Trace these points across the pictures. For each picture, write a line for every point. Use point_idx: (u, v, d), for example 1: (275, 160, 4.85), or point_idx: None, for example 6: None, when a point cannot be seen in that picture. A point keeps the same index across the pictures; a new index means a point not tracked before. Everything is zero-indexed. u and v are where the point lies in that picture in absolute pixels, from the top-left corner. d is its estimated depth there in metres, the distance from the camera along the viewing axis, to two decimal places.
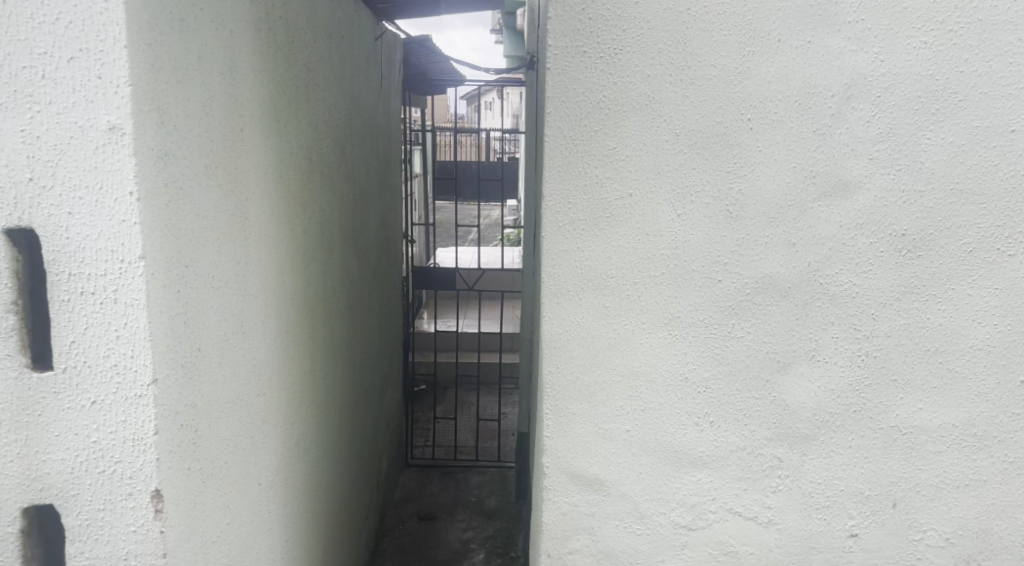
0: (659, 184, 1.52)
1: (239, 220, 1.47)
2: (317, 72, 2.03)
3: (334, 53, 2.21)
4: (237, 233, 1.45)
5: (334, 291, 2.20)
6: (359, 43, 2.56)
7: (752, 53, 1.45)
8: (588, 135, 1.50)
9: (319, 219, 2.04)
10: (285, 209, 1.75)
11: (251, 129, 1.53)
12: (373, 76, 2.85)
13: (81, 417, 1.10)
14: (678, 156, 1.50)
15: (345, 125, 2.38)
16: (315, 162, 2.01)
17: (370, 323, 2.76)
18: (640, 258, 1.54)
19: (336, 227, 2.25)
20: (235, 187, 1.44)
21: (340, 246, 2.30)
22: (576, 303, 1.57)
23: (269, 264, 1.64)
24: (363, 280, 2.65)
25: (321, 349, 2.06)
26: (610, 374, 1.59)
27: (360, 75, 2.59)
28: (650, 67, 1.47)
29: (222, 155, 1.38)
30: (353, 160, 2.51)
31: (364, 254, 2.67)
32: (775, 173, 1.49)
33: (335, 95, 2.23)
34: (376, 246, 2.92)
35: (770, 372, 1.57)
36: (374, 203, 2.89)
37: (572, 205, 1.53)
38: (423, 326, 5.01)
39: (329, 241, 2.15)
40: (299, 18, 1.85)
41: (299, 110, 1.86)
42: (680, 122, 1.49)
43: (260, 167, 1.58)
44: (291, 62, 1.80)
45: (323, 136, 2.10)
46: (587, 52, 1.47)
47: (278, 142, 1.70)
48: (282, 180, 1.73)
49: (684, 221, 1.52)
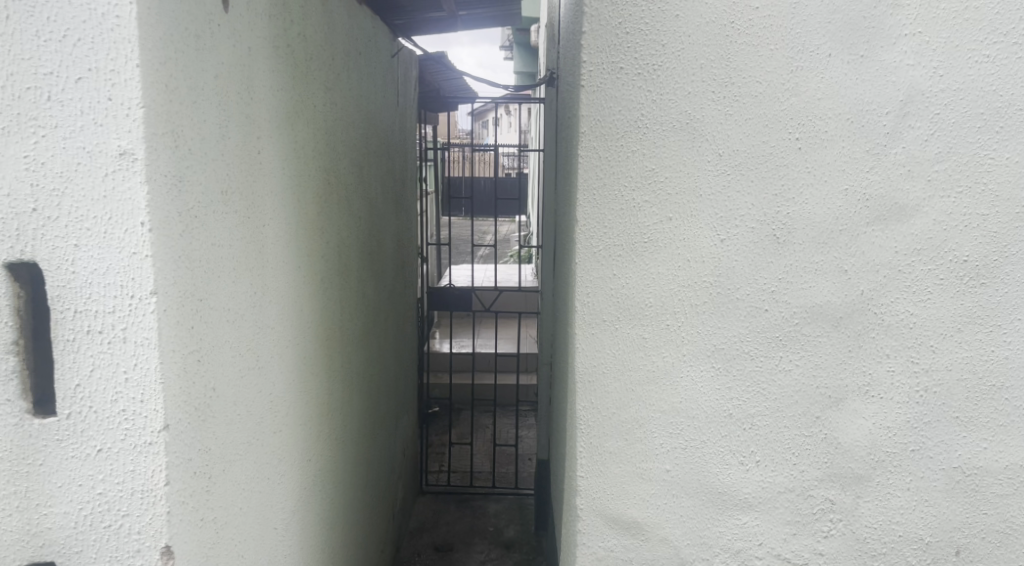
0: (701, 208, 1.42)
1: (257, 247, 1.39)
2: (335, 90, 1.96)
3: (352, 70, 2.14)
4: (254, 261, 1.37)
5: (351, 317, 2.12)
6: (376, 60, 2.50)
7: (800, 68, 1.36)
8: (625, 156, 1.41)
9: (336, 243, 1.96)
10: (303, 233, 1.67)
11: (268, 151, 1.45)
12: (390, 93, 2.78)
13: (86, 467, 1.01)
14: (722, 178, 1.41)
15: (362, 144, 2.31)
16: (332, 183, 1.94)
17: (386, 348, 2.67)
18: (680, 287, 1.45)
19: (353, 250, 2.17)
20: (253, 212, 1.36)
21: (357, 270, 2.22)
22: (611, 334, 1.47)
23: (286, 292, 1.55)
24: (379, 303, 2.56)
25: (338, 378, 1.97)
26: (647, 410, 1.49)
27: (377, 93, 2.52)
28: (691, 83, 1.38)
29: (240, 179, 1.30)
30: (370, 180, 2.44)
31: (380, 276, 2.59)
32: (826, 196, 1.40)
33: (352, 113, 2.16)
34: (392, 268, 2.84)
35: (820, 408, 1.46)
36: (391, 223, 2.82)
37: (607, 230, 1.44)
38: (437, 347, 4.92)
39: (346, 264, 2.07)
40: (318, 35, 1.79)
41: (317, 130, 1.79)
42: (723, 141, 1.39)
43: (278, 191, 1.50)
44: (309, 81, 1.72)
45: (341, 156, 2.03)
46: (623, 69, 1.38)
47: (296, 164, 1.63)
48: (300, 203, 1.65)
49: (728, 246, 1.43)
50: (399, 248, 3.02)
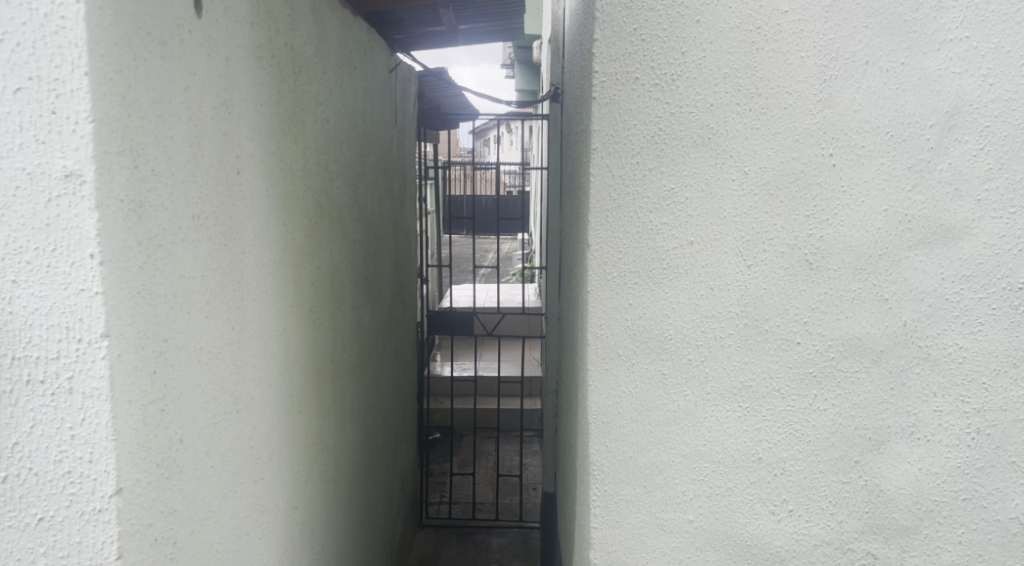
0: (725, 231, 1.30)
1: (236, 276, 1.26)
2: (328, 106, 1.85)
3: (346, 85, 2.03)
4: (232, 292, 1.24)
5: (343, 347, 1.98)
6: (373, 75, 2.39)
7: (834, 77, 1.24)
8: (641, 174, 1.30)
9: (328, 269, 1.84)
10: (290, 259, 1.54)
11: (250, 171, 1.33)
12: (388, 109, 2.67)
13: (26, 537, 0.88)
14: (748, 198, 1.29)
15: (357, 163, 2.19)
16: (324, 204, 1.81)
17: (383, 377, 2.53)
18: (703, 317, 1.32)
19: (347, 275, 2.04)
20: (231, 239, 1.24)
21: (352, 296, 2.09)
22: (627, 370, 1.34)
23: (271, 325, 1.42)
24: (376, 330, 2.42)
25: (330, 414, 1.84)
26: (668, 455, 1.35)
27: (373, 109, 2.41)
28: (714, 94, 1.27)
29: (216, 202, 1.18)
30: (366, 200, 2.32)
31: (376, 301, 2.46)
32: (864, 218, 1.26)
33: (346, 130, 2.05)
34: (390, 291, 2.72)
35: (860, 452, 1.30)
36: (388, 244, 2.69)
37: (621, 255, 1.32)
38: (439, 370, 4.78)
39: (339, 291, 1.94)
40: (308, 47, 1.68)
41: (307, 149, 1.67)
42: (749, 158, 1.28)
43: (260, 215, 1.38)
44: (298, 96, 1.61)
45: (334, 176, 1.91)
46: (639, 79, 1.28)
47: (282, 185, 1.50)
48: (287, 227, 1.53)
49: (756, 273, 1.30)
50: (398, 271, 2.89)
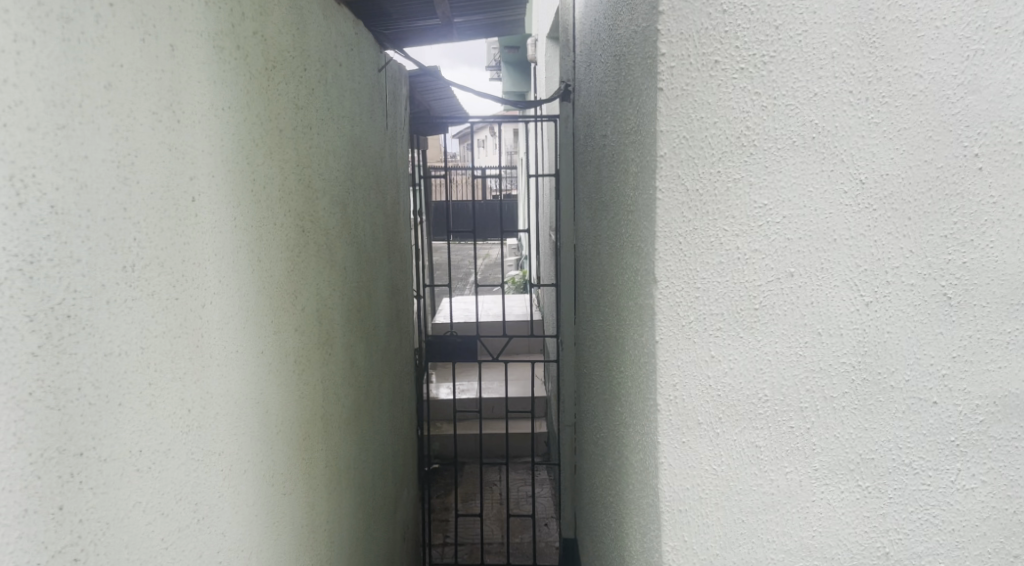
0: (836, 258, 1.00)
1: (197, 338, 0.92)
2: (310, 110, 1.53)
3: (329, 86, 1.70)
4: (193, 361, 0.91)
5: (335, 399, 1.66)
6: (361, 74, 2.07)
7: (979, 54, 0.95)
8: (723, 188, 1.00)
9: (314, 308, 1.50)
10: (267, 302, 1.22)
11: (212, 196, 1.00)
12: (378, 114, 2.35)
13: None
14: (865, 216, 0.99)
15: (345, 177, 1.86)
16: (308, 229, 1.49)
17: (380, 423, 2.20)
18: (807, 371, 1.02)
19: (337, 311, 1.71)
20: (188, 289, 0.90)
21: (342, 336, 1.75)
22: (710, 442, 1.04)
23: (246, 393, 1.09)
24: (371, 369, 2.10)
25: (320, 486, 1.51)
26: (766, 550, 1.04)
27: (362, 114, 2.08)
28: (819, 81, 0.97)
29: (165, 243, 0.84)
30: (356, 220, 1.99)
31: (371, 335, 2.13)
32: (1020, 238, 0.98)
33: (331, 139, 1.72)
34: (386, 321, 2.39)
35: (1019, 544, 1.03)
36: (382, 269, 2.36)
37: (700, 293, 1.02)
38: (436, 392, 4.44)
39: (328, 332, 1.61)
40: (283, 38, 1.35)
41: (285, 164, 1.34)
42: (866, 163, 0.98)
43: (227, 252, 1.05)
44: (273, 97, 1.28)
45: (318, 194, 1.58)
46: (720, 63, 0.98)
47: (256, 209, 1.18)
48: (262, 262, 1.20)
49: (877, 312, 1.00)
50: (393, 295, 2.56)
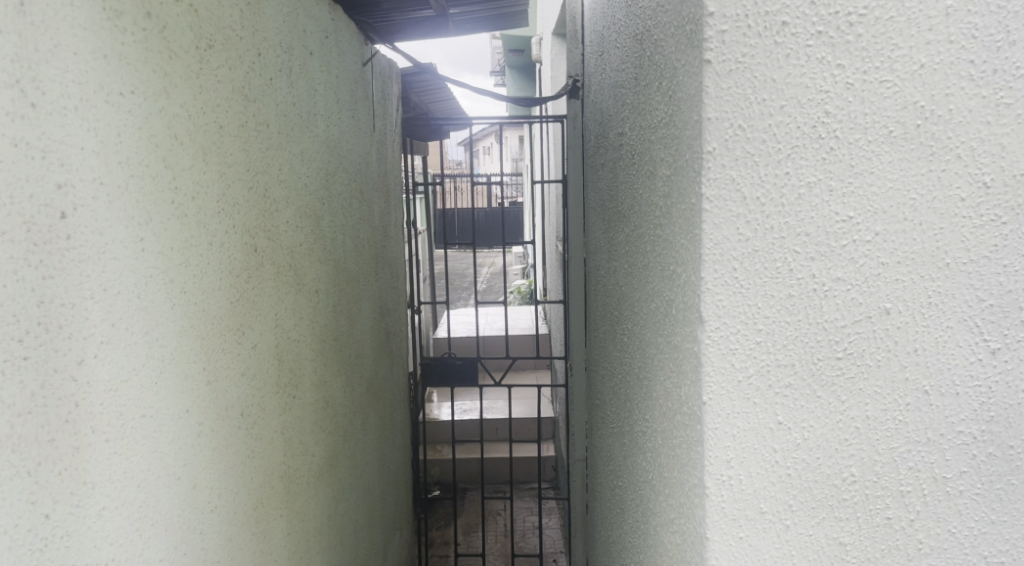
0: (949, 290, 0.73)
1: (67, 410, 0.69)
2: (267, 102, 1.27)
3: (296, 78, 1.44)
4: (58, 444, 0.67)
5: (300, 446, 1.40)
6: (340, 67, 1.81)
7: None
8: (793, 194, 0.73)
9: (269, 342, 1.25)
10: (195, 342, 0.96)
11: (100, 208, 0.74)
12: (362, 115, 2.09)
13: None
14: (989, 232, 0.73)
15: (318, 184, 1.61)
16: (263, 247, 1.23)
17: (363, 462, 1.94)
18: (910, 444, 0.75)
19: (306, 343, 1.46)
20: (52, 344, 0.66)
21: (312, 370, 1.50)
22: (776, 537, 0.77)
23: (154, 465, 0.84)
24: (352, 403, 1.84)
25: (278, 556, 1.25)
26: None
27: (341, 113, 1.83)
28: (927, 48, 0.71)
29: (5, 279, 0.60)
30: (334, 234, 1.74)
31: (353, 364, 1.88)
32: None
33: (298, 140, 1.46)
34: (372, 346, 2.13)
35: None
36: (369, 286, 2.12)
37: (762, 338, 0.75)
38: (435, 412, 4.17)
39: (290, 369, 1.36)
40: (227, 13, 1.09)
41: (227, 168, 1.08)
42: (990, 161, 0.72)
43: (128, 283, 0.79)
44: (210, 83, 1.02)
45: (279, 205, 1.32)
46: (789, 25, 0.71)
47: (179, 224, 0.92)
48: (188, 293, 0.94)
49: (1006, 363, 0.74)
50: (382, 315, 2.31)
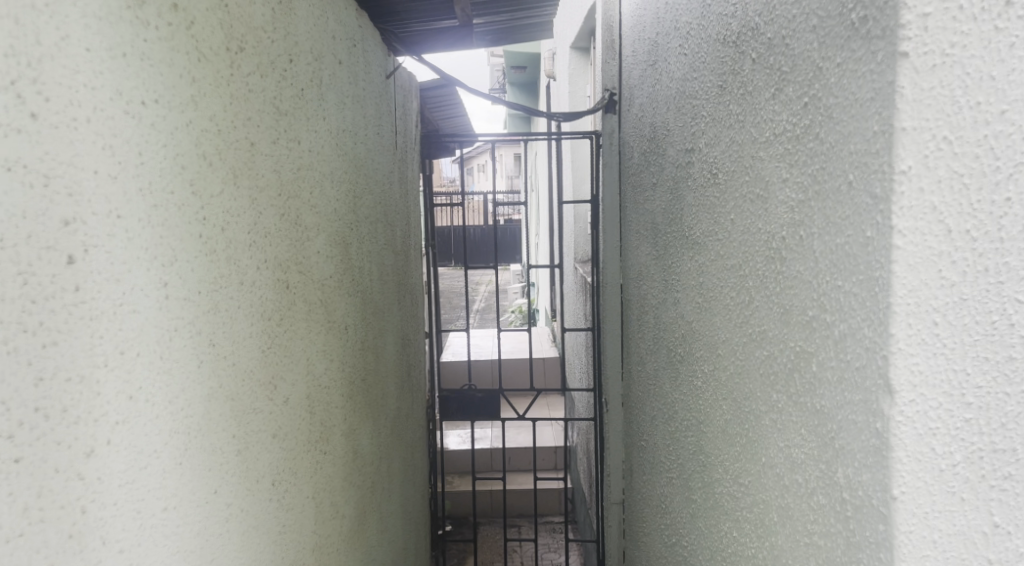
0: None
1: (73, 520, 0.51)
2: (299, 116, 1.11)
3: (326, 88, 1.28)
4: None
5: (331, 509, 1.22)
6: (366, 79, 1.65)
7: None
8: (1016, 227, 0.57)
9: (300, 393, 1.07)
10: (225, 406, 0.79)
11: (117, 251, 0.57)
12: (387, 132, 1.94)
13: None
14: None
15: (347, 208, 1.44)
16: (294, 283, 1.06)
17: (389, 515, 1.75)
18: None
19: (336, 388, 1.28)
20: (54, 434, 0.49)
21: (342, 419, 1.32)
22: None
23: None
24: (379, 448, 1.66)
25: None
26: None
27: (367, 129, 1.66)
28: None
29: None
30: (361, 262, 1.57)
31: (379, 405, 1.70)
32: None
33: (327, 159, 1.30)
34: (396, 382, 1.95)
35: None
36: (392, 316, 1.94)
37: (972, 416, 0.59)
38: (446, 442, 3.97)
39: (321, 421, 1.18)
40: (260, 10, 0.93)
41: (256, 191, 0.91)
42: None
43: (149, 341, 0.62)
44: (241, 91, 0.86)
45: (310, 233, 1.16)
46: (1014, 5, 0.55)
47: (207, 262, 0.75)
48: (217, 346, 0.77)
49: None
50: (404, 348, 2.13)
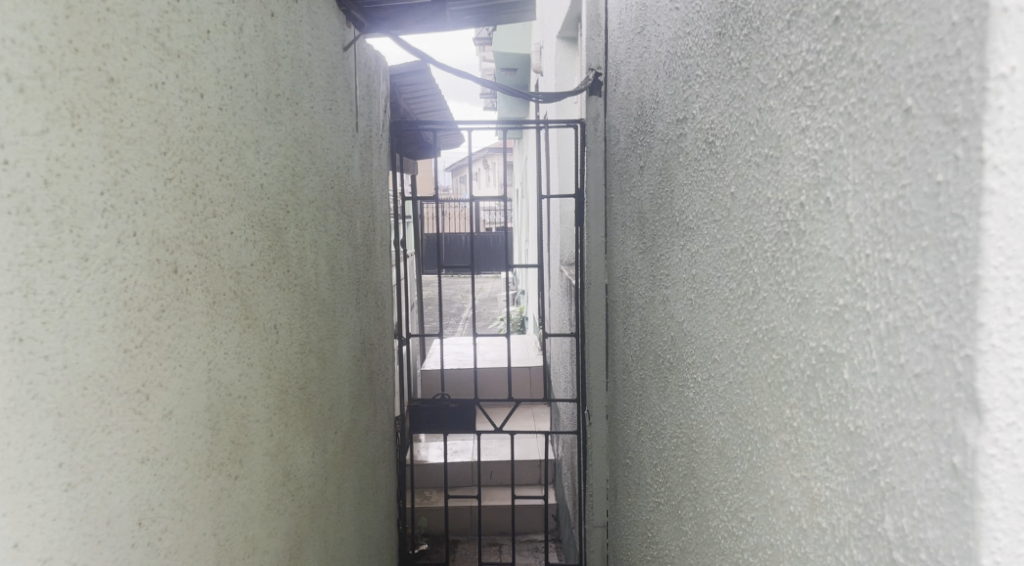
0: None
1: None
2: (195, 64, 0.90)
3: (247, 41, 1.08)
4: None
5: (242, 547, 0.99)
6: (311, 44, 1.45)
7: None
8: None
9: (193, 404, 0.86)
10: (28, 423, 0.57)
11: None
12: (342, 111, 1.73)
13: None
14: None
15: (280, 187, 1.24)
16: (185, 265, 0.85)
17: (336, 545, 1.52)
18: None
19: (256, 399, 1.07)
20: None
21: (265, 436, 1.11)
22: None
23: None
24: (323, 469, 1.44)
25: None
26: None
27: (312, 101, 1.46)
28: None
29: None
30: (302, 252, 1.36)
31: (326, 418, 1.48)
32: None
33: (247, 124, 1.09)
34: (351, 391, 1.73)
35: None
36: (347, 316, 1.73)
37: None
38: (423, 455, 3.75)
39: (229, 439, 0.97)
40: None
41: (109, 142, 0.70)
42: None
43: None
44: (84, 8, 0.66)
45: (214, 208, 0.95)
46: None
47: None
48: (11, 341, 0.56)
49: None
50: (363, 353, 1.91)
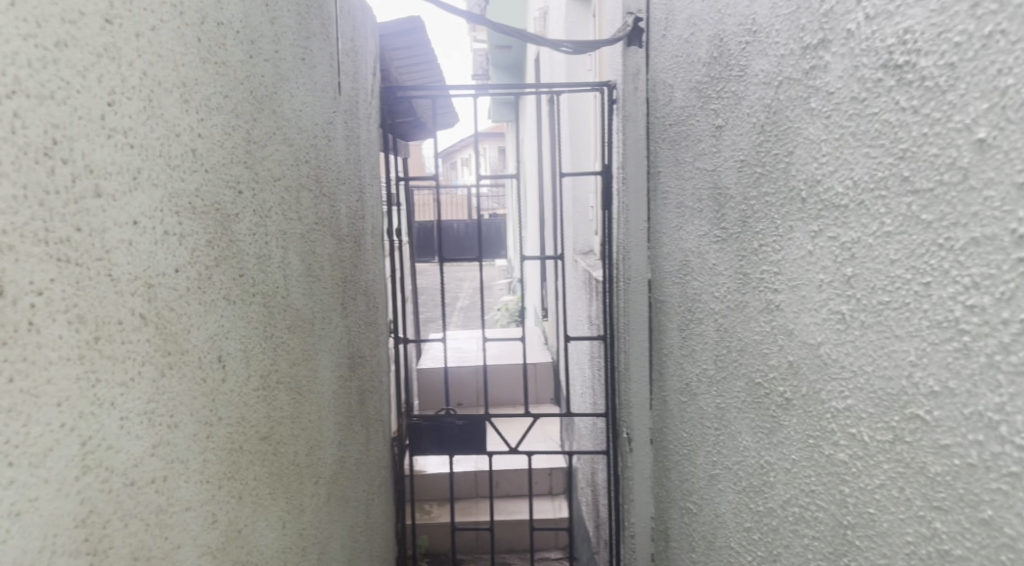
0: None
1: None
2: None
3: None
4: None
5: None
6: None
7: None
8: None
9: (54, 524, 0.49)
10: None
11: None
12: (320, 66, 1.35)
13: None
14: None
15: (229, 157, 0.87)
16: (40, 275, 0.49)
17: None
18: None
19: (186, 477, 0.70)
20: None
21: (205, 526, 0.74)
22: None
23: None
24: (299, 537, 1.08)
25: None
26: None
27: (278, 45, 1.09)
28: None
29: None
30: (265, 248, 0.99)
31: (304, 466, 1.12)
32: None
33: (169, 58, 0.71)
34: (337, 422, 1.37)
35: None
36: (331, 326, 1.36)
37: None
38: (423, 466, 3.40)
39: (137, 553, 0.60)
40: None
41: None
42: None
43: None
44: None
45: (101, 179, 0.57)
46: None
47: None
48: None
49: None
50: (353, 369, 1.55)
